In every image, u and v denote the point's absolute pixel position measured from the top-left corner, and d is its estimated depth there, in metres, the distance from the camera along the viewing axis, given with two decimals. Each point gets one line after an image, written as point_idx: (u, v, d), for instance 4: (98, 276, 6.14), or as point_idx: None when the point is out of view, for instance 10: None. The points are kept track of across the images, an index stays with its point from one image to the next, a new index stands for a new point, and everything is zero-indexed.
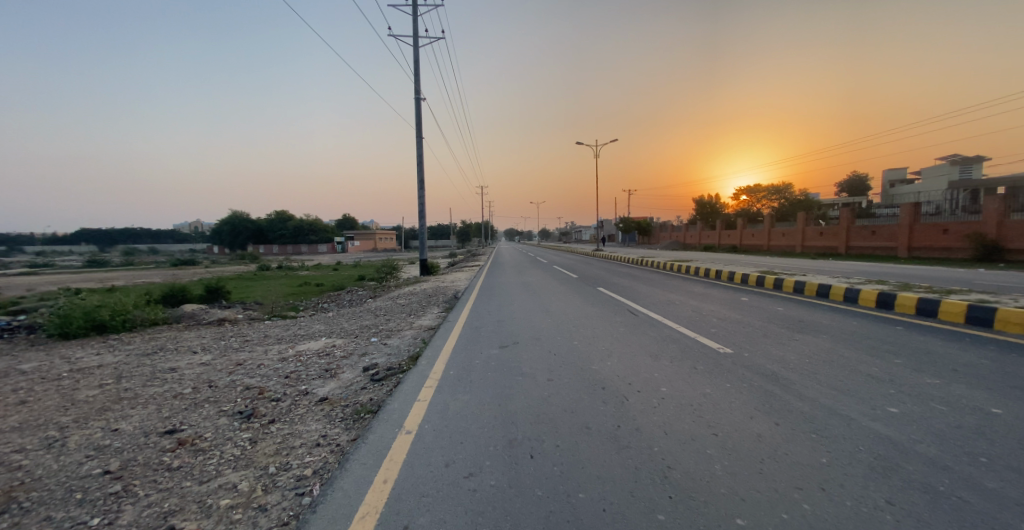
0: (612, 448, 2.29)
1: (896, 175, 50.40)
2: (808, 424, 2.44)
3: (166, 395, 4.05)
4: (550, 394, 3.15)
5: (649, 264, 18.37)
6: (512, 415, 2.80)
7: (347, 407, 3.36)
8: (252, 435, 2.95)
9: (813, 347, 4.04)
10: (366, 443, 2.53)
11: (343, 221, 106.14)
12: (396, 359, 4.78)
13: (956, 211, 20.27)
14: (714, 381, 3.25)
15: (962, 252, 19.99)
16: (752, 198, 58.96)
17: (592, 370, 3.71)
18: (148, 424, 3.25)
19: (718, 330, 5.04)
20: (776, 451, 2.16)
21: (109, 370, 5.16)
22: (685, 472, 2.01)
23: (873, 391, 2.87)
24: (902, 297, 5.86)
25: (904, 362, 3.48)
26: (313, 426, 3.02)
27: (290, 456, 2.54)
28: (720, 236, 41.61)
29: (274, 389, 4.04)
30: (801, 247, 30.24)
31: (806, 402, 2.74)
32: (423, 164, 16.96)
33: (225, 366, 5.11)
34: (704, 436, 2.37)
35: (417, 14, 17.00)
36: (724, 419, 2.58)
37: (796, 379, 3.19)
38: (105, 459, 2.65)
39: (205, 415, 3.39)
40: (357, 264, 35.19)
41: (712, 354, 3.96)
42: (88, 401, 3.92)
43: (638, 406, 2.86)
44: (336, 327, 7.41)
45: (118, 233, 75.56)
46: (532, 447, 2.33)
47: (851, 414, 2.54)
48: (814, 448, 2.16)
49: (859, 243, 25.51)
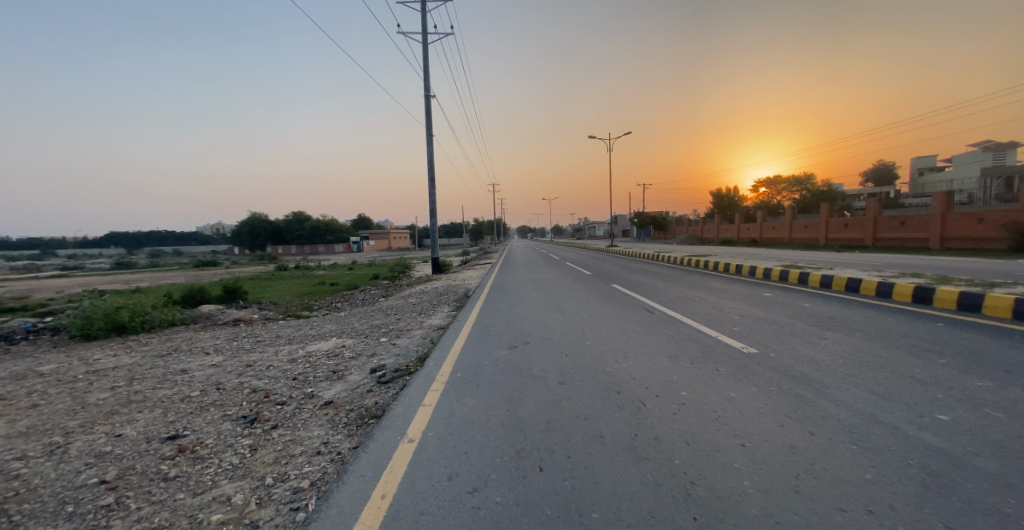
0: (627, 461, 2.10)
1: (926, 163, 48.20)
2: (847, 433, 2.19)
3: (174, 398, 4.02)
4: (562, 399, 2.98)
5: (665, 260, 18.03)
6: (521, 422, 2.64)
7: (352, 411, 3.25)
8: (253, 441, 2.86)
9: (844, 347, 3.76)
10: (367, 452, 2.41)
11: (358, 221, 107.85)
12: (404, 360, 4.65)
13: (990, 201, 19.38)
14: (739, 384, 3.02)
15: (998, 242, 18.93)
16: (772, 190, 57.32)
17: (606, 372, 3.52)
18: (152, 429, 3.20)
19: (740, 328, 4.77)
20: (813, 465, 1.93)
21: (123, 372, 5.20)
22: (710, 489, 1.82)
23: (917, 396, 2.59)
24: (942, 292, 5.46)
25: (950, 363, 3.17)
26: (316, 432, 2.91)
27: (289, 465, 2.44)
28: (738, 230, 40.56)
29: (280, 392, 3.96)
30: (824, 240, 29.20)
31: (842, 408, 2.50)
32: (434, 160, 16.75)
33: (236, 367, 5.09)
34: (730, 448, 2.15)
35: (427, 11, 16.87)
36: (752, 427, 2.36)
37: (830, 382, 2.93)
38: (103, 467, 2.60)
39: (209, 420, 3.33)
40: (371, 263, 35.79)
41: (735, 355, 3.73)
42: (98, 404, 3.93)
43: (656, 412, 2.66)
44: (347, 327, 7.36)
45: (146, 236, 78.46)
46: (541, 459, 2.16)
47: (895, 422, 2.28)
48: (858, 463, 1.91)
49: (887, 235, 24.47)
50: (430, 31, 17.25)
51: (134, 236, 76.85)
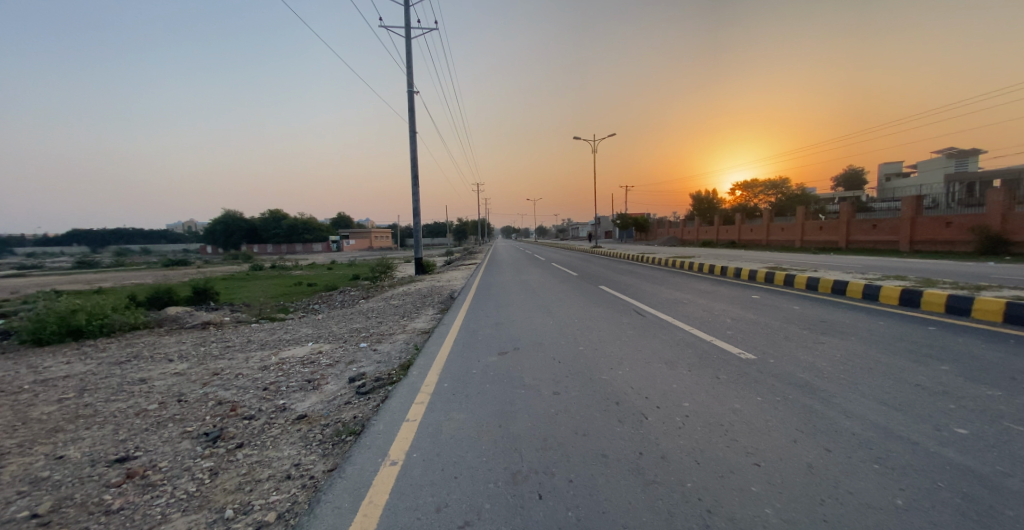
0: (635, 484, 1.91)
1: (893, 169, 50.35)
2: (865, 452, 2.06)
3: (128, 412, 3.62)
4: (558, 411, 2.79)
5: (649, 261, 18.14)
6: (515, 440, 2.42)
7: (327, 427, 2.96)
8: (213, 464, 2.53)
9: (843, 352, 3.69)
10: (342, 477, 2.14)
11: (339, 221, 105.55)
12: (385, 367, 4.36)
13: (952, 204, 20.85)
14: (743, 394, 2.88)
15: (965, 245, 19.80)
16: (749, 193, 58.84)
17: (603, 381, 3.34)
18: (99, 450, 2.82)
19: (735, 332, 4.67)
20: (837, 489, 1.78)
21: (74, 381, 4.72)
22: (730, 519, 1.63)
23: (930, 408, 2.50)
24: (931, 295, 5.51)
25: (954, 369, 3.13)
26: (287, 452, 2.61)
27: (253, 493, 2.14)
28: (717, 232, 41.43)
29: (248, 404, 3.62)
30: (801, 242, 29.98)
31: (855, 421, 2.39)
32: (417, 157, 16.25)
33: (201, 376, 4.68)
34: (745, 468, 1.98)
35: (410, 6, 16.55)
36: (764, 443, 2.20)
37: (836, 391, 2.83)
38: (37, 497, 2.24)
39: (166, 438, 2.97)
40: (350, 263, 34.92)
41: (733, 361, 3.61)
42: (41, 420, 3.50)
43: (660, 426, 2.48)
44: (324, 331, 6.97)
45: (111, 233, 74.81)
46: (540, 484, 1.95)
47: (912, 437, 2.18)
48: (884, 486, 1.78)
49: (860, 237, 25.30)
50: (414, 27, 16.86)
51: (98, 233, 73.02)
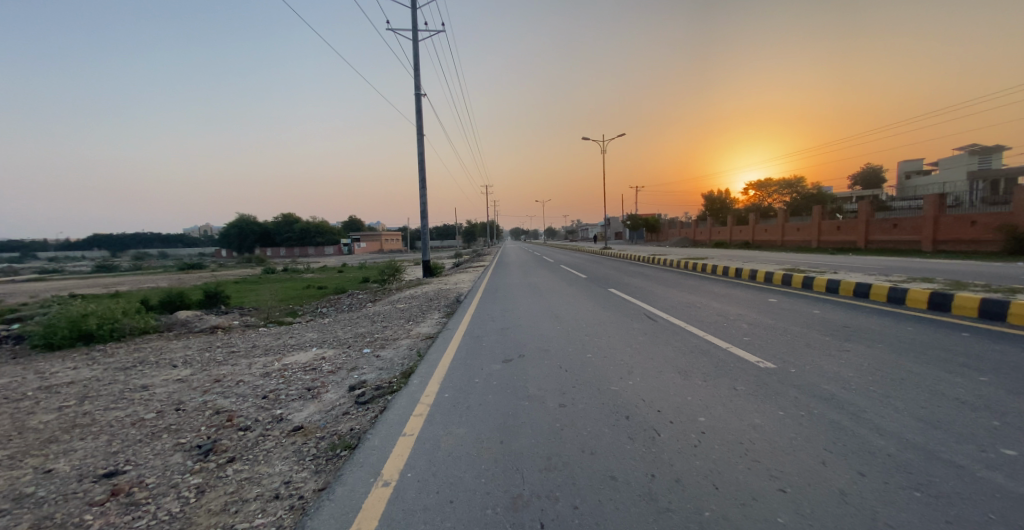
0: (647, 513, 1.73)
1: (913, 167, 49.03)
2: (903, 476, 1.86)
3: (125, 421, 3.55)
4: (563, 426, 2.62)
5: (660, 262, 17.79)
6: (516, 459, 2.25)
7: (323, 440, 2.84)
8: (201, 480, 2.42)
9: (870, 360, 3.47)
10: (330, 500, 2.00)
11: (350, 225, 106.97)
12: (386, 375, 4.24)
13: (976, 203, 19.72)
14: (764, 408, 2.68)
15: (991, 245, 19.04)
16: (762, 192, 57.79)
17: (611, 392, 3.16)
18: (88, 463, 2.73)
19: (751, 338, 4.44)
20: (875, 521, 1.58)
21: (77, 388, 4.70)
22: None
23: (972, 425, 2.28)
24: (963, 298, 5.19)
25: (993, 380, 2.89)
26: (278, 468, 2.49)
27: (237, 515, 2.01)
28: (730, 232, 40.78)
29: (245, 414, 3.51)
30: (817, 242, 29.26)
31: (889, 440, 2.18)
32: (424, 159, 16.19)
33: (202, 383, 4.61)
34: (769, 496, 1.79)
35: (417, 7, 16.52)
36: (789, 465, 2.00)
37: (865, 405, 2.62)
38: (17, 516, 2.15)
39: (158, 451, 2.88)
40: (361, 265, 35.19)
41: (751, 370, 3.40)
42: (38, 429, 3.45)
43: (674, 444, 2.30)
44: (329, 336, 6.91)
45: (130, 237, 76.71)
46: (541, 511, 1.78)
47: (955, 459, 1.96)
48: (929, 517, 1.57)
49: (880, 237, 24.56)
50: (420, 29, 16.86)
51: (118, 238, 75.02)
